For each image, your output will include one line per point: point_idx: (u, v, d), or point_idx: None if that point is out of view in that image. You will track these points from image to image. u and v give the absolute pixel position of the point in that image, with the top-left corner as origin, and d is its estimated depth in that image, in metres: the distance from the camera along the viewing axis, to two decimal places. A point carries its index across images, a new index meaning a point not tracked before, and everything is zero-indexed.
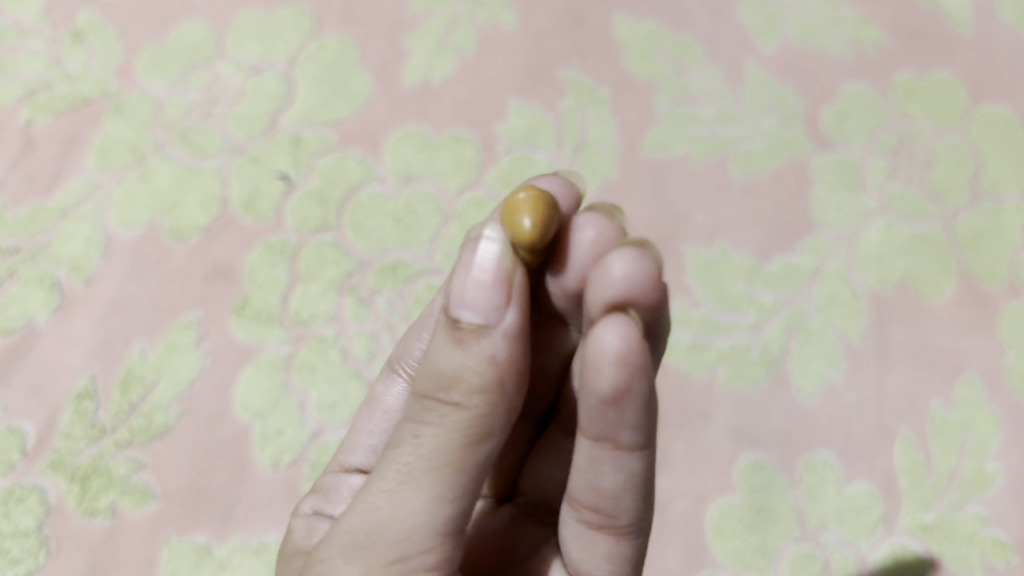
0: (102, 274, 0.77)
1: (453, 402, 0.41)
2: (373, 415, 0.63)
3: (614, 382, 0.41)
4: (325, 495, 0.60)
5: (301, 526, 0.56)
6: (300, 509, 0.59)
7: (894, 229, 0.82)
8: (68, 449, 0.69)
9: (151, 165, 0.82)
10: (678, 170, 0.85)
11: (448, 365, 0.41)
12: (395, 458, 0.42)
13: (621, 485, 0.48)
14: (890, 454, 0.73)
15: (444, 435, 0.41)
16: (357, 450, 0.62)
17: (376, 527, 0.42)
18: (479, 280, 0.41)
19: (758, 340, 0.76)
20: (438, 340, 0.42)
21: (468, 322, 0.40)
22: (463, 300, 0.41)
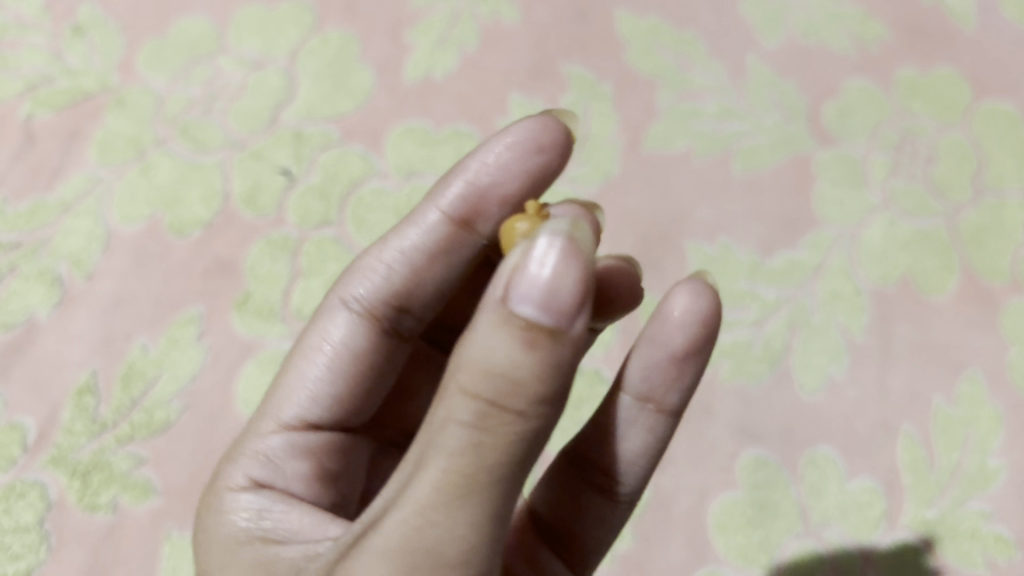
0: (103, 268, 0.77)
1: (517, 408, 0.36)
2: (309, 356, 0.59)
3: (687, 339, 0.56)
4: (264, 458, 0.55)
5: (247, 499, 0.52)
6: (232, 478, 0.53)
7: (897, 225, 0.82)
8: (69, 444, 0.69)
9: (152, 160, 0.82)
10: (680, 166, 0.85)
11: (511, 365, 0.36)
12: (437, 465, 0.37)
13: (650, 445, 0.58)
14: (893, 450, 0.73)
15: (503, 444, 0.37)
16: (291, 396, 0.58)
17: (420, 548, 0.37)
18: (548, 277, 0.36)
19: (760, 335, 0.76)
20: (493, 333, 0.36)
21: (538, 321, 0.36)
22: (531, 297, 0.36)
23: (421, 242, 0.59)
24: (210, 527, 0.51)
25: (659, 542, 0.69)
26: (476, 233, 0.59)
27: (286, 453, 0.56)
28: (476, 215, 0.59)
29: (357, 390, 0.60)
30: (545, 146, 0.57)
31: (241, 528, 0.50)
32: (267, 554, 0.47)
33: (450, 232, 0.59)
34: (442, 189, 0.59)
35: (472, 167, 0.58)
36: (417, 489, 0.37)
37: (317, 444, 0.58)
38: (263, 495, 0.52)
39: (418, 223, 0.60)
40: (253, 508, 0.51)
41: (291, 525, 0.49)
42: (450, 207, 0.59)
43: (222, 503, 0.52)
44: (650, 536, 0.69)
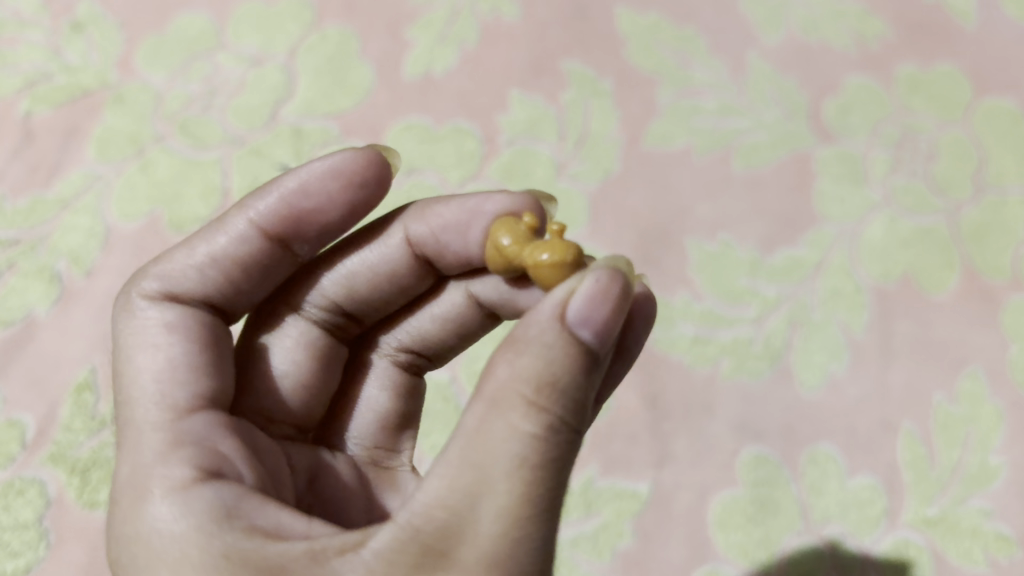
0: (102, 265, 0.77)
1: (576, 422, 0.38)
2: (141, 347, 0.49)
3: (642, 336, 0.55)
4: (196, 440, 0.44)
5: (205, 497, 0.41)
6: (169, 472, 0.42)
7: (897, 222, 0.82)
8: (68, 441, 0.68)
9: (150, 156, 0.81)
10: (681, 163, 0.85)
11: (573, 384, 0.37)
12: (508, 488, 0.36)
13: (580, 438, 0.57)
14: (893, 448, 0.73)
15: (566, 456, 0.37)
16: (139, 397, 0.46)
17: (503, 559, 0.36)
18: (602, 303, 0.39)
19: (761, 333, 0.76)
20: (554, 352, 0.37)
21: (594, 345, 0.38)
22: (591, 323, 0.38)
23: (236, 248, 0.54)
24: (166, 547, 0.40)
25: (660, 540, 0.69)
26: (292, 253, 0.56)
27: (209, 430, 0.46)
28: (295, 236, 0.56)
29: (225, 373, 0.50)
30: (366, 175, 0.55)
31: (213, 527, 0.40)
32: (261, 554, 0.38)
33: (262, 245, 0.55)
34: (252, 200, 0.55)
35: (279, 190, 0.55)
36: (490, 505, 0.36)
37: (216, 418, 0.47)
38: (219, 486, 0.42)
39: (222, 233, 0.54)
40: (220, 501, 0.41)
41: (272, 520, 0.41)
42: (266, 221, 0.55)
43: (173, 499, 0.41)
44: (651, 533, 0.69)
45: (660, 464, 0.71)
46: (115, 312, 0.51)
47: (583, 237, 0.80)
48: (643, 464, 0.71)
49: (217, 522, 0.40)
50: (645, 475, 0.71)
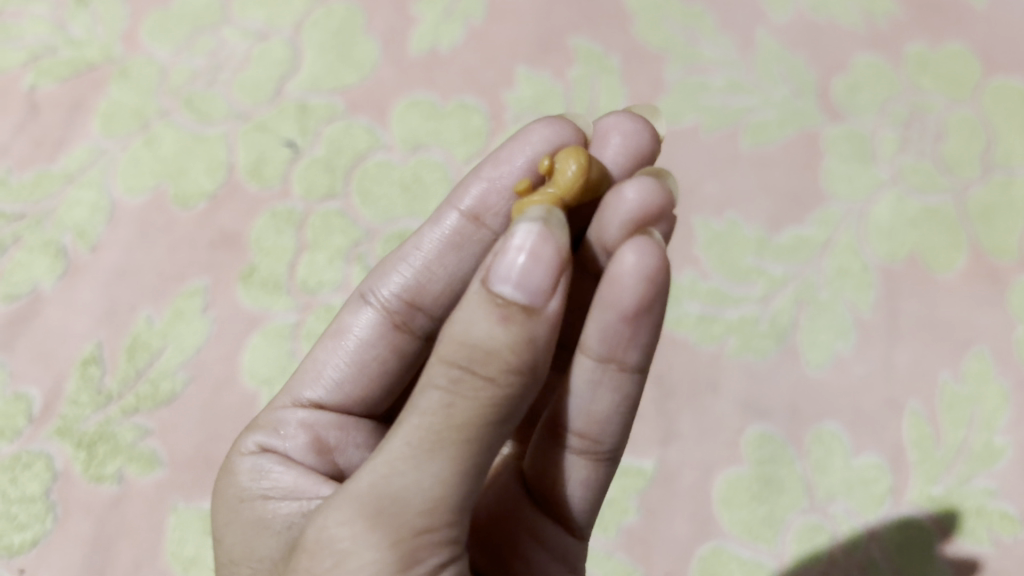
0: (107, 240, 0.77)
1: (491, 374, 0.38)
2: (332, 345, 0.58)
3: (637, 300, 0.46)
4: (272, 429, 0.54)
5: (246, 468, 0.51)
6: (242, 444, 0.53)
7: (905, 201, 0.82)
8: (74, 415, 0.69)
9: (155, 132, 0.81)
10: (687, 141, 0.84)
11: (484, 335, 0.38)
12: (410, 422, 0.39)
13: (616, 407, 0.51)
14: (899, 426, 0.73)
15: (471, 409, 0.38)
16: (307, 381, 0.57)
17: (384, 496, 0.38)
18: (528, 257, 0.39)
19: (767, 311, 0.76)
20: (473, 309, 0.39)
21: (517, 300, 0.38)
22: (511, 278, 0.38)
23: (441, 243, 0.56)
24: (220, 486, 0.51)
25: (665, 516, 0.69)
26: (488, 230, 0.56)
27: (296, 425, 0.54)
28: (485, 211, 0.55)
29: (374, 378, 0.57)
30: (548, 139, 0.53)
31: (245, 484, 0.50)
32: (264, 512, 0.47)
33: (465, 231, 0.56)
34: (462, 191, 0.56)
35: (480, 181, 0.55)
36: (391, 445, 0.39)
37: (324, 424, 0.55)
38: (266, 457, 0.51)
39: (435, 227, 0.56)
40: (257, 468, 0.51)
41: (290, 481, 0.49)
42: (467, 207, 0.56)
43: (232, 464, 0.52)
44: (656, 510, 0.69)
45: (666, 441, 0.71)
46: (352, 296, 0.59)
47: None
48: (648, 441, 0.71)
49: (246, 482, 0.50)
50: (650, 452, 0.71)
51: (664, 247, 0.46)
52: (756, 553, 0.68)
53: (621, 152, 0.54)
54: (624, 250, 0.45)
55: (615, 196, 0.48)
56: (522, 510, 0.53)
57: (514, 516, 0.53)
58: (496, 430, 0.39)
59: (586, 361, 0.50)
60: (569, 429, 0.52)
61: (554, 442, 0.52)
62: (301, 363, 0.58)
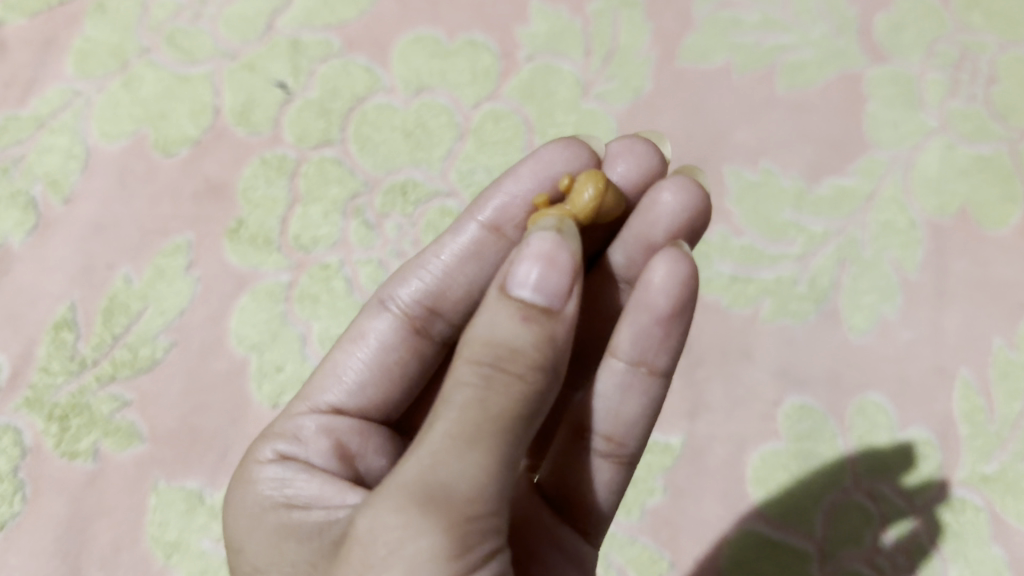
0: (82, 190, 0.70)
1: (519, 371, 0.35)
2: (348, 352, 0.51)
3: (671, 302, 0.46)
4: (291, 434, 0.47)
5: (268, 477, 0.44)
6: (259, 452, 0.46)
7: (953, 150, 0.74)
8: (45, 385, 0.63)
9: (135, 71, 0.74)
10: (718, 82, 0.76)
11: (508, 333, 0.35)
12: (440, 421, 0.35)
13: (644, 410, 0.48)
14: (949, 398, 0.66)
15: (506, 406, 0.35)
16: (324, 387, 0.50)
17: (432, 485, 0.34)
18: (541, 263, 0.37)
19: (806, 271, 0.69)
20: (494, 310, 0.36)
21: (538, 304, 0.36)
22: (529, 281, 0.36)
23: (462, 252, 0.51)
24: (235, 501, 0.44)
25: (693, 496, 0.63)
26: (508, 241, 0.51)
27: (316, 431, 0.47)
28: (507, 221, 0.50)
29: (394, 386, 0.51)
30: (568, 160, 0.50)
31: (267, 494, 0.43)
32: (290, 515, 0.41)
33: (486, 242, 0.51)
34: (482, 201, 0.51)
35: (501, 193, 0.51)
36: (427, 441, 0.35)
37: (347, 428, 0.48)
38: (289, 465, 0.44)
39: (454, 237, 0.51)
40: (279, 478, 0.44)
41: (314, 489, 0.42)
42: (488, 218, 0.51)
43: (250, 474, 0.45)
44: (683, 490, 0.63)
45: (694, 415, 0.65)
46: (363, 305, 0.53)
47: None
48: (675, 414, 0.65)
49: (268, 492, 0.43)
50: (677, 426, 0.65)
51: (691, 254, 0.46)
52: (790, 537, 0.61)
53: (631, 176, 0.51)
54: (653, 262, 0.46)
55: (650, 203, 0.50)
56: (540, 512, 0.47)
57: (532, 520, 0.46)
58: (528, 427, 0.36)
59: (618, 366, 0.48)
60: (595, 432, 0.48)
61: (578, 446, 0.49)
62: (311, 373, 0.51)
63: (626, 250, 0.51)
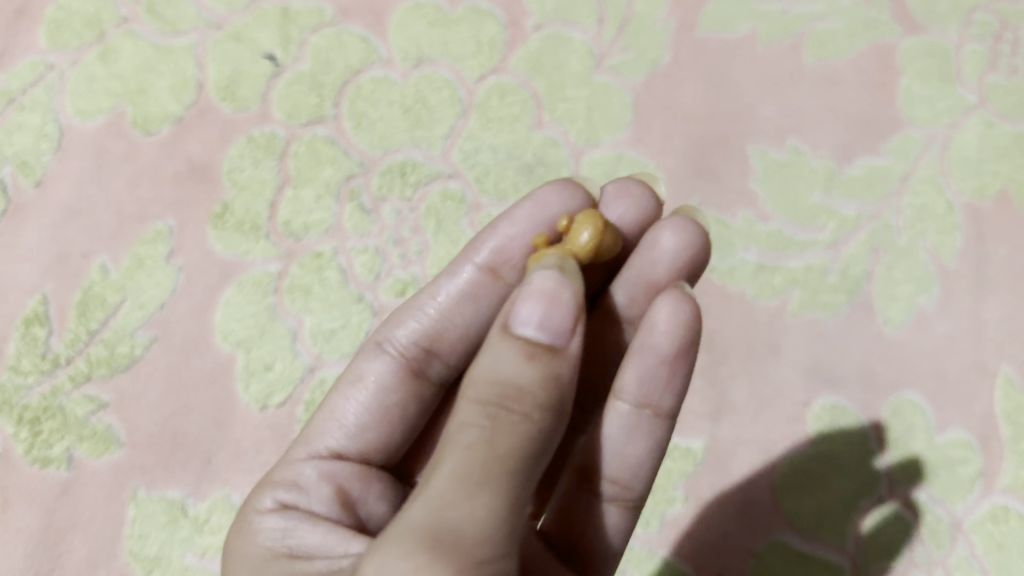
0: (55, 172, 0.65)
1: (524, 411, 0.33)
2: (344, 395, 0.47)
3: (676, 343, 0.44)
4: (290, 481, 0.43)
5: (270, 525, 0.40)
6: (258, 502, 0.42)
7: (993, 129, 0.68)
8: (16, 385, 0.58)
9: (112, 43, 0.68)
10: (741, 52, 0.71)
11: (511, 372, 0.33)
12: (444, 466, 0.32)
13: (650, 453, 0.46)
14: (991, 396, 0.61)
15: (513, 447, 0.32)
16: (322, 432, 0.46)
17: (439, 529, 0.31)
18: (543, 299, 0.35)
19: (837, 259, 0.64)
20: (496, 348, 0.34)
21: (541, 342, 0.34)
22: (533, 318, 0.34)
23: (458, 294, 0.47)
24: (235, 554, 0.41)
25: (716, 505, 0.58)
26: (506, 284, 0.47)
27: (317, 479, 0.43)
28: (504, 263, 0.47)
29: (396, 430, 0.47)
30: (567, 202, 0.47)
31: (270, 547, 0.40)
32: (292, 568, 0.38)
33: (484, 284, 0.47)
34: (476, 242, 0.48)
35: (498, 234, 0.47)
36: (431, 487, 0.32)
37: (348, 473, 0.44)
38: (290, 515, 0.41)
39: (450, 278, 0.48)
40: (281, 528, 0.40)
41: (318, 538, 0.39)
42: (485, 258, 0.47)
43: (249, 524, 0.41)
44: (705, 498, 0.59)
45: (716, 417, 0.60)
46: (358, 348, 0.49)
47: (624, 142, 0.68)
48: (696, 415, 0.60)
49: (271, 542, 0.40)
50: (699, 429, 0.60)
51: (694, 295, 0.44)
52: (821, 549, 0.57)
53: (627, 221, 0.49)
54: (655, 305, 0.44)
55: (650, 243, 0.47)
56: (547, 561, 0.44)
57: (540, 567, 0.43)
58: (535, 473, 0.34)
59: (621, 405, 0.45)
60: (603, 476, 0.46)
61: (585, 490, 0.46)
62: (307, 419, 0.47)
63: (627, 290, 0.48)
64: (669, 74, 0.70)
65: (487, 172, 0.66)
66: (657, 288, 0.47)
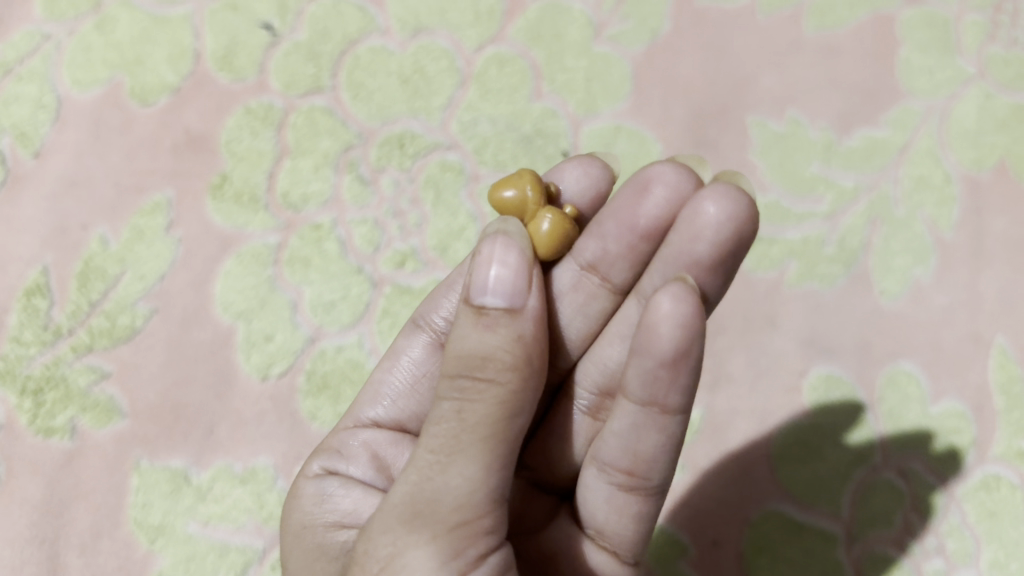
0: (53, 144, 0.65)
1: (489, 376, 0.34)
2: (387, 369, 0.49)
3: (676, 346, 0.38)
4: (336, 449, 0.46)
5: (309, 492, 0.44)
6: (309, 467, 0.46)
7: (993, 100, 0.68)
8: (18, 356, 0.58)
9: (109, 13, 0.68)
10: (741, 22, 0.70)
11: (476, 343, 0.34)
12: (427, 437, 0.34)
13: (663, 448, 0.43)
14: (984, 367, 0.61)
15: (482, 414, 0.33)
16: (367, 398, 0.49)
17: (421, 500, 0.34)
18: (500, 264, 0.35)
19: (835, 230, 0.64)
20: (461, 319, 0.35)
21: (499, 307, 0.34)
22: (493, 287, 0.34)
23: None
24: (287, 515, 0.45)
25: (711, 474, 0.59)
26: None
27: (360, 446, 0.46)
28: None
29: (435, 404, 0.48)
30: (579, 180, 0.48)
31: (309, 512, 0.43)
32: (323, 537, 0.41)
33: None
34: None
35: None
36: (417, 458, 0.35)
37: (382, 442, 0.47)
38: (333, 483, 0.44)
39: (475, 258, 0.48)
40: (321, 494, 0.43)
41: (349, 506, 0.42)
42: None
43: (297, 489, 0.45)
44: (701, 467, 0.59)
45: (713, 387, 0.61)
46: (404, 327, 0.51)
47: (623, 112, 0.67)
48: None
49: (311, 508, 0.43)
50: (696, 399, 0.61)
51: (699, 287, 0.38)
52: (817, 519, 0.58)
53: (664, 207, 0.45)
54: (655, 299, 0.38)
55: (692, 217, 0.43)
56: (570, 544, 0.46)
57: (563, 552, 0.46)
58: (518, 434, 0.34)
59: (628, 405, 0.42)
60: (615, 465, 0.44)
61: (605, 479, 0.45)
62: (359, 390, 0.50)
63: (664, 271, 0.44)
64: (669, 44, 0.69)
65: (485, 143, 0.66)
66: (700, 265, 0.43)
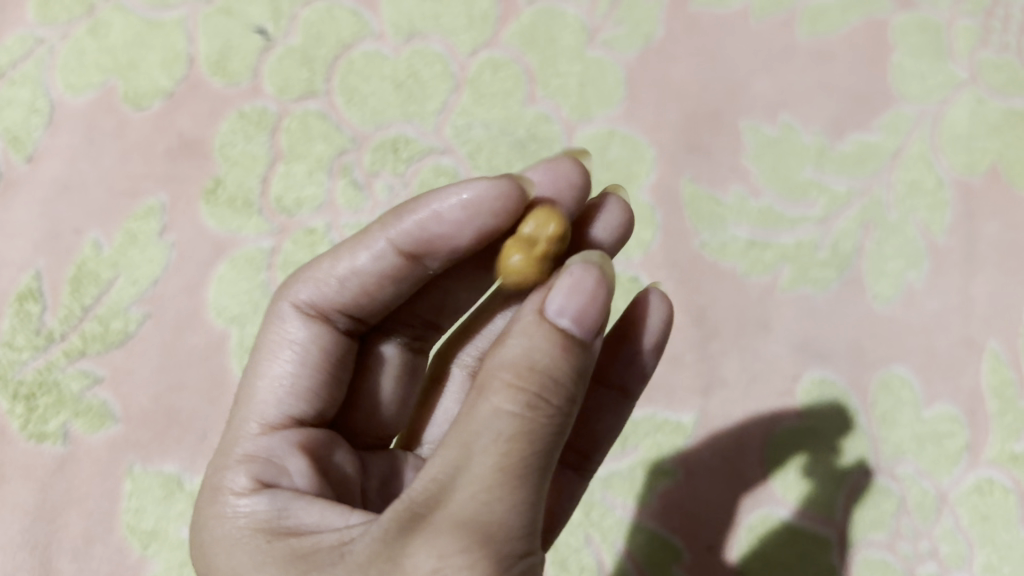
0: (46, 147, 0.65)
1: (560, 403, 0.32)
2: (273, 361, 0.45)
3: (650, 338, 0.46)
4: (260, 460, 0.41)
5: (263, 508, 0.38)
6: (231, 480, 0.39)
7: (985, 105, 0.68)
8: (10, 361, 0.58)
9: (102, 17, 0.68)
10: (733, 27, 0.70)
11: (558, 363, 0.32)
12: (486, 455, 0.31)
13: (612, 429, 0.49)
14: (978, 371, 0.61)
15: (547, 439, 0.32)
16: (263, 396, 0.44)
17: (491, 522, 0.31)
18: (578, 290, 0.33)
19: (828, 235, 0.64)
20: (533, 335, 0.33)
21: (575, 335, 0.33)
22: (577, 311, 0.33)
23: (376, 267, 0.45)
24: (218, 539, 0.38)
25: (705, 478, 0.59)
26: (425, 267, 0.45)
27: (285, 449, 0.42)
28: (426, 250, 0.45)
29: (335, 389, 0.46)
30: (493, 214, 0.42)
31: (257, 527, 0.37)
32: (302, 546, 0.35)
33: (400, 266, 0.45)
34: (396, 215, 0.44)
35: (415, 215, 0.44)
36: (473, 476, 0.31)
37: (312, 440, 0.43)
38: (273, 495, 0.38)
39: (362, 247, 0.45)
40: (263, 508, 0.38)
41: (317, 517, 0.37)
42: (401, 239, 0.44)
43: (230, 506, 0.38)
44: (696, 471, 0.59)
45: (707, 391, 0.61)
46: (268, 308, 0.47)
47: (616, 117, 0.67)
48: (687, 391, 0.61)
49: (261, 523, 0.37)
50: (690, 404, 0.61)
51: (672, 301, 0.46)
52: (810, 523, 0.58)
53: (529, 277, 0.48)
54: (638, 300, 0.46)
55: None
56: None
57: None
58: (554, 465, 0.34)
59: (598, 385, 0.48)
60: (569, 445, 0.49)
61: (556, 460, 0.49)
62: (241, 385, 0.45)
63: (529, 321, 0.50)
64: (662, 48, 0.70)
65: (479, 148, 0.66)
66: None
